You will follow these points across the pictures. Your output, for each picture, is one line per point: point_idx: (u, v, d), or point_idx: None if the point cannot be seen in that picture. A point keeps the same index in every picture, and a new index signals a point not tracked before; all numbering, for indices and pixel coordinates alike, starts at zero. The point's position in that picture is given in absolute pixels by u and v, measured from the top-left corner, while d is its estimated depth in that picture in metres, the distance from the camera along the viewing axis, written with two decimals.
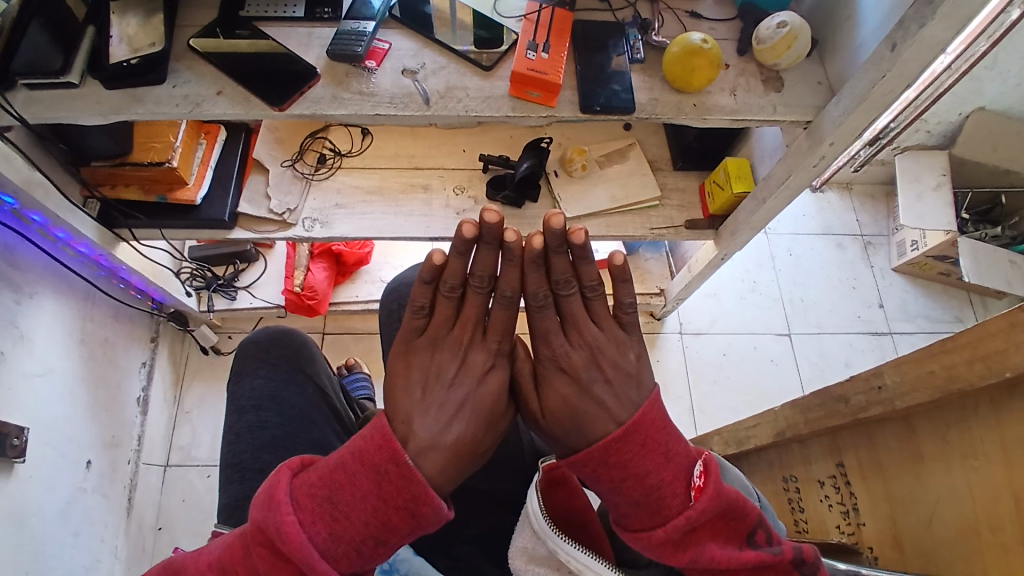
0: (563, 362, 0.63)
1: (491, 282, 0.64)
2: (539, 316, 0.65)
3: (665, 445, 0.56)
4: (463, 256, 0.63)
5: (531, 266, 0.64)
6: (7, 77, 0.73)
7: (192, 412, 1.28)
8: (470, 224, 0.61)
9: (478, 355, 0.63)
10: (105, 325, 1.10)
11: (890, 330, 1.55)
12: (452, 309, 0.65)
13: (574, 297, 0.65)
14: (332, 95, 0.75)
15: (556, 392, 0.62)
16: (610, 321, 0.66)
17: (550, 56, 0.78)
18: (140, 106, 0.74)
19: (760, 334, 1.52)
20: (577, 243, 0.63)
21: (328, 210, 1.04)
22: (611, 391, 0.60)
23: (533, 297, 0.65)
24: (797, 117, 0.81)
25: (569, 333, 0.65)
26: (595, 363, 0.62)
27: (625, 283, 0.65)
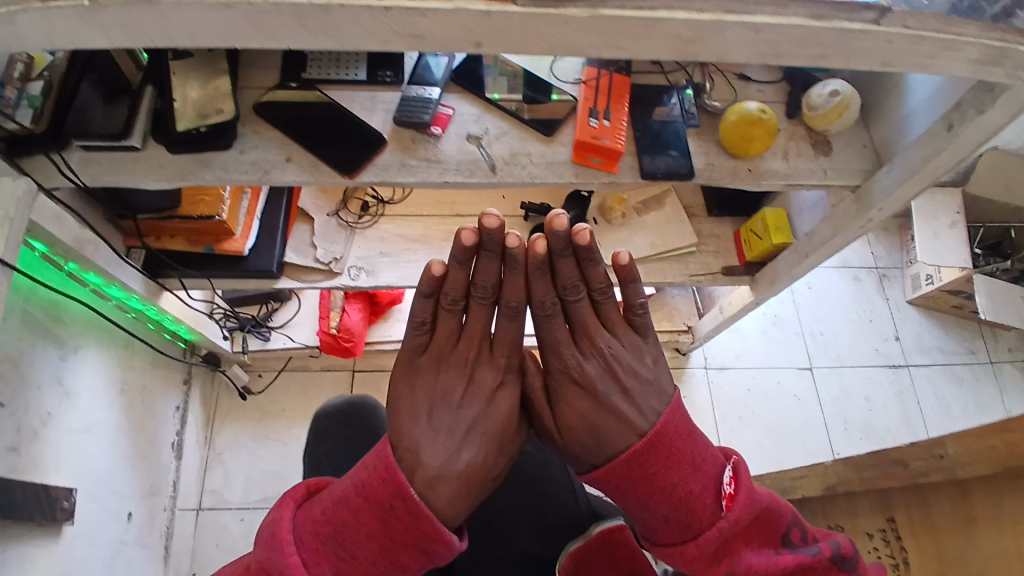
0: (576, 375, 0.72)
1: (494, 292, 0.71)
2: (549, 325, 0.73)
3: (691, 457, 0.66)
4: (463, 266, 0.68)
5: (537, 272, 0.70)
6: (61, 137, 0.71)
7: (224, 454, 1.28)
8: (469, 231, 0.65)
9: (486, 373, 0.73)
10: (144, 372, 1.09)
11: (907, 363, 1.60)
12: (455, 325, 0.73)
13: (581, 301, 0.73)
14: (401, 162, 0.75)
15: (571, 405, 0.72)
16: (615, 325, 0.75)
17: (612, 123, 0.79)
18: (207, 172, 0.72)
19: (783, 368, 1.55)
20: (582, 243, 0.68)
21: (374, 258, 1.05)
22: (629, 401, 0.70)
23: (541, 306, 0.72)
24: (846, 181, 0.84)
25: (580, 342, 0.74)
26: (609, 374, 0.72)
27: (633, 284, 0.72)
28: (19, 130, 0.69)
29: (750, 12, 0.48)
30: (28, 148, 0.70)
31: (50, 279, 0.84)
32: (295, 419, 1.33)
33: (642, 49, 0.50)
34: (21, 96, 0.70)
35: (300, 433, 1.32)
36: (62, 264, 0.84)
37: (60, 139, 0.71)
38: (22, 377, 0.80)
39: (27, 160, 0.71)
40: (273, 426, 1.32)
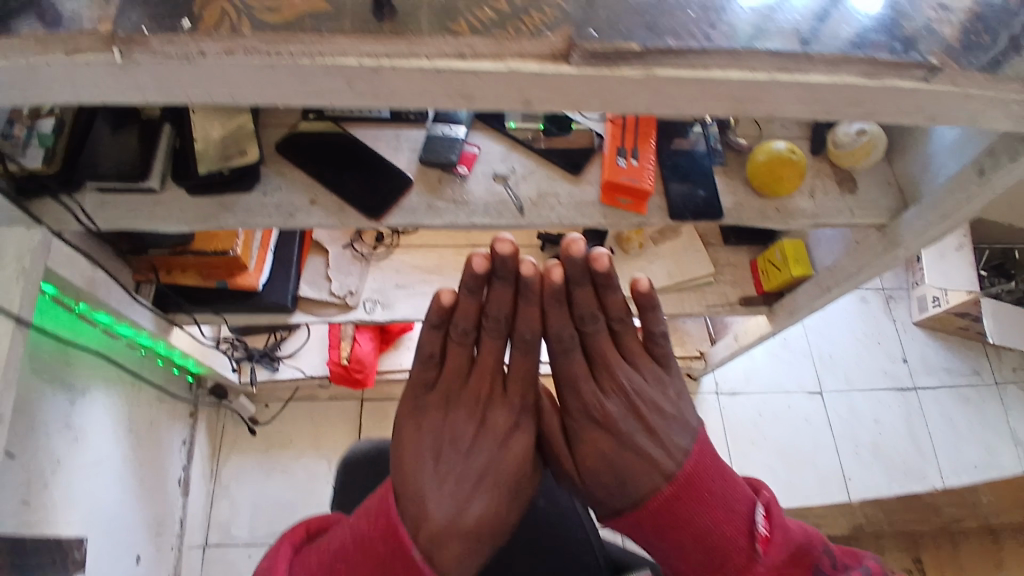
0: (597, 414, 0.67)
1: (508, 324, 0.67)
2: (566, 359, 0.68)
3: (722, 497, 0.63)
4: (475, 293, 0.65)
5: (552, 302, 0.66)
6: (74, 178, 0.68)
7: (230, 487, 1.27)
8: (480, 258, 0.63)
9: (500, 413, 0.69)
10: (151, 408, 1.06)
11: (914, 385, 1.60)
12: (465, 359, 0.69)
13: (599, 331, 0.68)
14: (428, 205, 0.74)
15: (592, 445, 0.68)
16: (635, 356, 0.71)
17: (639, 163, 0.78)
18: (230, 215, 0.69)
19: (793, 392, 1.54)
20: (600, 270, 0.65)
21: (390, 290, 1.03)
22: (655, 441, 0.66)
23: (558, 337, 0.67)
24: (873, 220, 0.83)
25: (599, 377, 0.69)
26: (631, 411, 0.68)
27: (652, 312, 0.69)
28: (28, 174, 0.64)
29: (803, 72, 0.47)
30: (37, 193, 0.66)
31: (61, 322, 0.82)
32: (303, 448, 1.31)
33: (693, 107, 0.48)
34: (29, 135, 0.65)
35: (308, 462, 1.30)
36: (71, 305, 0.80)
37: (73, 180, 0.67)
38: (30, 424, 0.77)
39: (36, 204, 0.67)
40: (280, 457, 1.30)
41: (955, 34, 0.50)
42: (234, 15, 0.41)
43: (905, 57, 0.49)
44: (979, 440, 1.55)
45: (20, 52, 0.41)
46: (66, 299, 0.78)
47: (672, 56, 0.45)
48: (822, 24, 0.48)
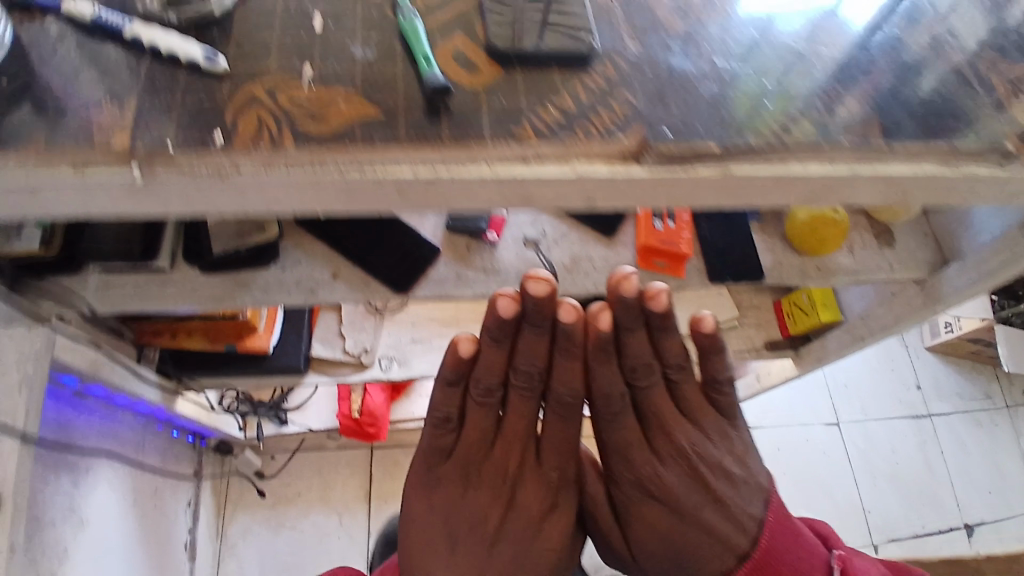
0: (655, 485, 0.64)
1: (541, 381, 0.59)
2: (612, 422, 0.62)
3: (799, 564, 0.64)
4: (501, 342, 0.57)
5: (599, 357, 0.58)
6: (76, 259, 0.61)
7: (238, 545, 1.21)
8: (507, 298, 0.54)
9: (529, 489, 0.65)
10: (155, 474, 1.01)
11: (929, 412, 1.58)
12: (492, 424, 0.63)
13: (652, 387, 0.62)
14: (457, 275, 0.70)
15: (646, 515, 0.65)
16: (689, 408, 0.65)
17: (675, 224, 0.75)
18: (247, 294, 0.64)
19: (810, 425, 1.52)
20: (657, 309, 0.56)
21: (405, 346, 1.00)
22: (720, 511, 0.64)
23: (608, 399, 0.60)
24: (911, 273, 0.79)
25: (654, 440, 0.64)
26: (693, 479, 0.64)
27: (712, 360, 0.63)
28: (25, 258, 0.57)
29: (886, 163, 0.41)
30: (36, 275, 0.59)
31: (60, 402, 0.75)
32: (311, 502, 1.26)
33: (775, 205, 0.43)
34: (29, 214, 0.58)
35: (317, 517, 1.25)
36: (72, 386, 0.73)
37: (75, 260, 0.61)
38: (36, 518, 0.71)
39: (33, 289, 0.59)
40: (287, 513, 1.25)
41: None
42: (275, 125, 0.35)
43: (983, 143, 0.43)
44: (987, 462, 1.54)
45: (19, 168, 0.33)
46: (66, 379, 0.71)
47: (750, 154, 0.40)
48: (862, 74, 0.46)
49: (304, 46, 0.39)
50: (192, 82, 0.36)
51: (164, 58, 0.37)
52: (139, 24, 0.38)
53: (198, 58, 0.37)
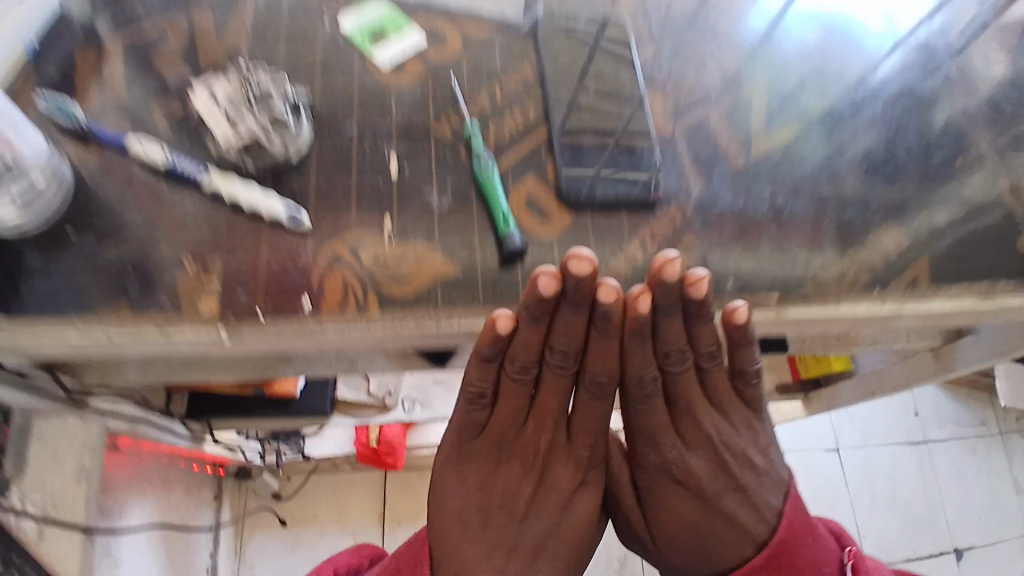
0: (677, 471, 0.45)
1: (577, 359, 0.40)
2: (642, 408, 0.43)
3: (815, 561, 0.44)
4: (539, 322, 0.37)
5: (636, 337, 0.39)
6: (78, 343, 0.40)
7: (255, 565, 1.23)
8: (547, 275, 0.35)
9: (563, 468, 0.45)
10: (181, 503, 1.02)
11: (926, 438, 1.63)
12: (525, 400, 0.42)
13: (688, 374, 0.42)
14: None
15: (670, 507, 0.46)
16: (732, 402, 0.45)
17: None
18: (289, 367, 0.42)
19: (812, 450, 1.55)
20: (696, 299, 0.37)
21: (428, 388, 1.01)
22: (746, 502, 0.45)
23: (636, 385, 0.41)
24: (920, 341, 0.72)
25: (681, 428, 0.45)
26: (722, 467, 0.45)
27: (750, 346, 0.40)
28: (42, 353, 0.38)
29: (926, 300, 0.43)
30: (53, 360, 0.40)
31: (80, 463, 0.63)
32: (326, 522, 1.28)
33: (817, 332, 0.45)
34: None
35: (331, 537, 1.27)
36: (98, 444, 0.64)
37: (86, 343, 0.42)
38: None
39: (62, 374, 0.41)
40: (302, 533, 1.28)
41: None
42: (358, 289, 0.36)
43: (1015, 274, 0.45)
44: (983, 485, 1.62)
45: (104, 328, 0.34)
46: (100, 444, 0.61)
47: (805, 295, 0.42)
48: (864, 108, 0.50)
49: (383, 193, 0.39)
50: (277, 240, 0.37)
51: (244, 212, 0.37)
52: (214, 172, 0.37)
53: (281, 216, 0.37)
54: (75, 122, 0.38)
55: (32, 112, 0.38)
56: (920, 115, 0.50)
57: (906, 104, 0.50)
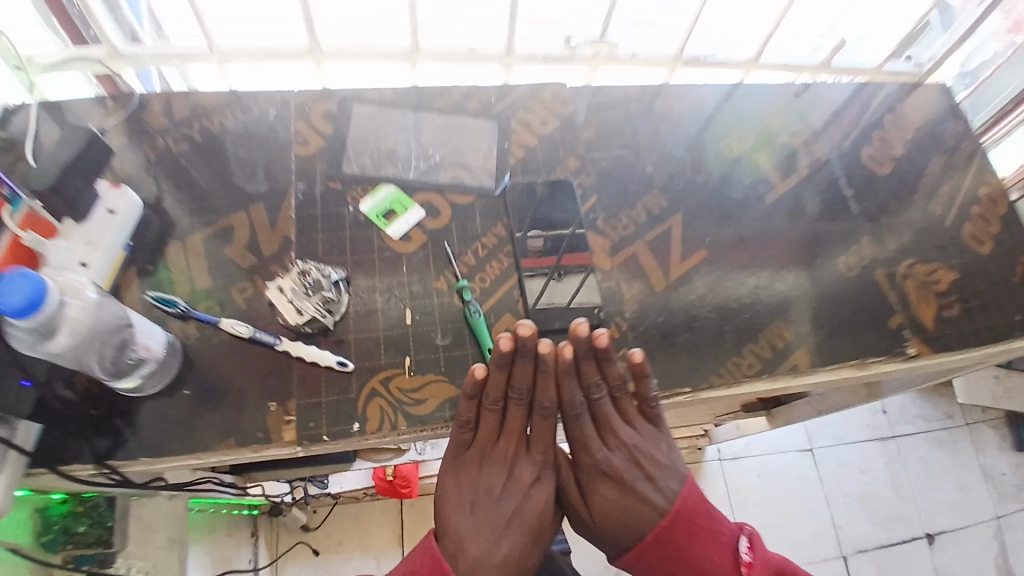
0: (604, 467, 0.55)
1: (528, 393, 0.54)
2: (575, 423, 0.55)
3: (711, 529, 0.53)
4: (504, 369, 0.52)
5: (566, 374, 0.54)
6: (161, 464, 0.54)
7: None
8: (507, 336, 0.51)
9: (525, 468, 0.55)
10: (227, 546, 1.17)
11: (895, 434, 1.47)
12: (496, 422, 0.54)
13: (604, 400, 0.56)
14: None
15: (602, 498, 0.55)
16: (639, 417, 0.57)
17: None
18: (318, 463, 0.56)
19: (787, 450, 1.43)
20: (602, 347, 0.53)
21: None
22: (656, 487, 0.55)
23: (569, 408, 0.55)
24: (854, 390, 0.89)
25: (604, 436, 0.56)
26: (635, 461, 0.55)
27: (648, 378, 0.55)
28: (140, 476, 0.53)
29: (798, 379, 0.59)
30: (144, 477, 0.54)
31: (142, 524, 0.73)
32: (352, 550, 1.33)
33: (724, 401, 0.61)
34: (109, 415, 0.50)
35: (358, 563, 1.32)
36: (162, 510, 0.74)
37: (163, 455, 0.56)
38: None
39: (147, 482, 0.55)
40: (331, 560, 1.33)
41: (934, 322, 0.64)
42: (391, 412, 0.52)
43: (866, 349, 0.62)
44: (952, 479, 1.44)
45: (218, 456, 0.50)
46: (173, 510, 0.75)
47: (713, 383, 0.57)
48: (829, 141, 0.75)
49: (401, 338, 0.55)
50: (331, 383, 0.52)
51: (308, 362, 0.53)
52: (285, 338, 0.53)
53: (334, 364, 0.52)
54: (177, 310, 0.53)
55: (144, 303, 0.54)
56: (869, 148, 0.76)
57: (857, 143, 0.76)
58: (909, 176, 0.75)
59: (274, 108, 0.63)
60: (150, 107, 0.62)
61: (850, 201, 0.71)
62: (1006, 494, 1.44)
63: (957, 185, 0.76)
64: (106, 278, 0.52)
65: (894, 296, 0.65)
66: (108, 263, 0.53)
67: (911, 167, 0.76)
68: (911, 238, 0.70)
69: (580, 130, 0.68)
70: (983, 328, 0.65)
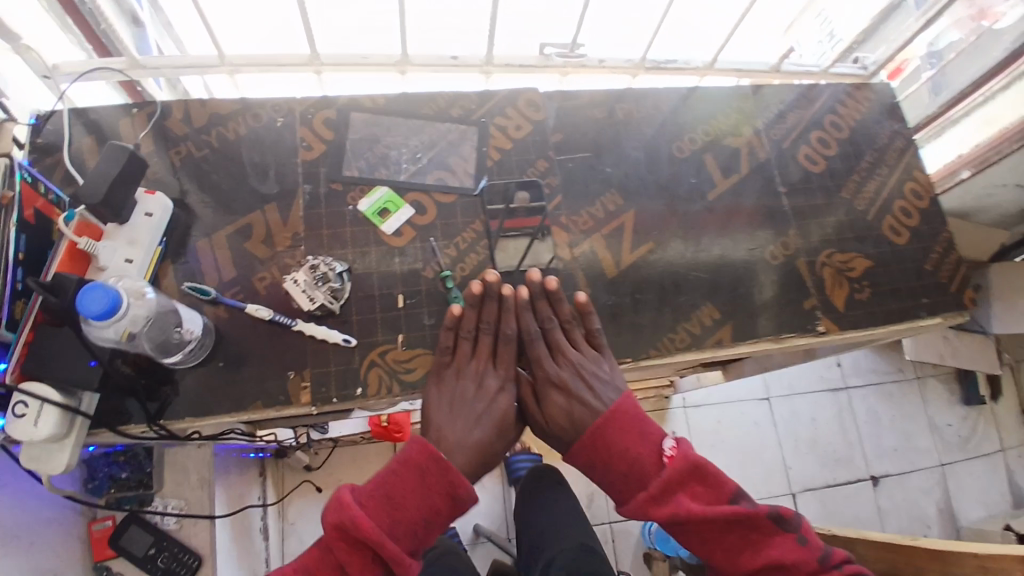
0: (555, 379, 0.65)
1: (494, 325, 0.66)
2: (531, 346, 0.66)
3: (641, 427, 0.62)
4: (475, 307, 0.64)
5: (523, 309, 0.66)
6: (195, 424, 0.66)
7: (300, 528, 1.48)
8: (477, 282, 0.64)
9: (491, 380, 0.65)
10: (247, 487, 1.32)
11: (846, 386, 1.63)
12: (468, 347, 0.65)
13: (556, 329, 0.67)
14: None
15: (554, 403, 0.65)
16: (587, 345, 0.67)
17: None
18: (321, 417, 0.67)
19: (746, 400, 1.58)
20: (552, 291, 0.66)
21: None
22: (597, 395, 0.64)
23: (527, 335, 0.66)
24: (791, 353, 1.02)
25: (556, 357, 0.66)
26: (580, 376, 0.65)
27: (591, 315, 0.67)
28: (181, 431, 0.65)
29: (718, 353, 0.71)
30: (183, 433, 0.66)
31: (169, 470, 0.85)
32: None
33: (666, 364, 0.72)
34: (155, 384, 0.62)
35: None
36: (196, 457, 0.87)
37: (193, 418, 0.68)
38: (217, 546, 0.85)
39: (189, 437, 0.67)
40: None
41: (845, 304, 0.77)
42: (387, 380, 0.64)
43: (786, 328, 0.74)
44: (898, 429, 1.60)
45: (248, 416, 0.62)
46: (203, 458, 0.87)
47: (650, 355, 0.70)
48: (775, 130, 0.85)
49: (395, 319, 0.66)
50: (339, 356, 0.64)
51: (320, 339, 0.64)
52: (299, 320, 0.64)
53: (341, 341, 0.64)
54: (209, 297, 0.64)
55: (180, 291, 0.64)
56: (815, 130, 0.87)
57: (800, 130, 0.86)
58: (841, 173, 0.85)
59: (280, 115, 0.72)
60: (170, 115, 0.70)
61: (785, 198, 0.81)
62: (952, 445, 1.60)
63: (884, 181, 0.86)
64: (146, 271, 0.63)
65: (812, 282, 0.77)
66: (148, 258, 0.63)
67: (842, 164, 0.86)
68: (836, 230, 0.81)
69: (550, 134, 0.77)
70: (887, 309, 0.78)
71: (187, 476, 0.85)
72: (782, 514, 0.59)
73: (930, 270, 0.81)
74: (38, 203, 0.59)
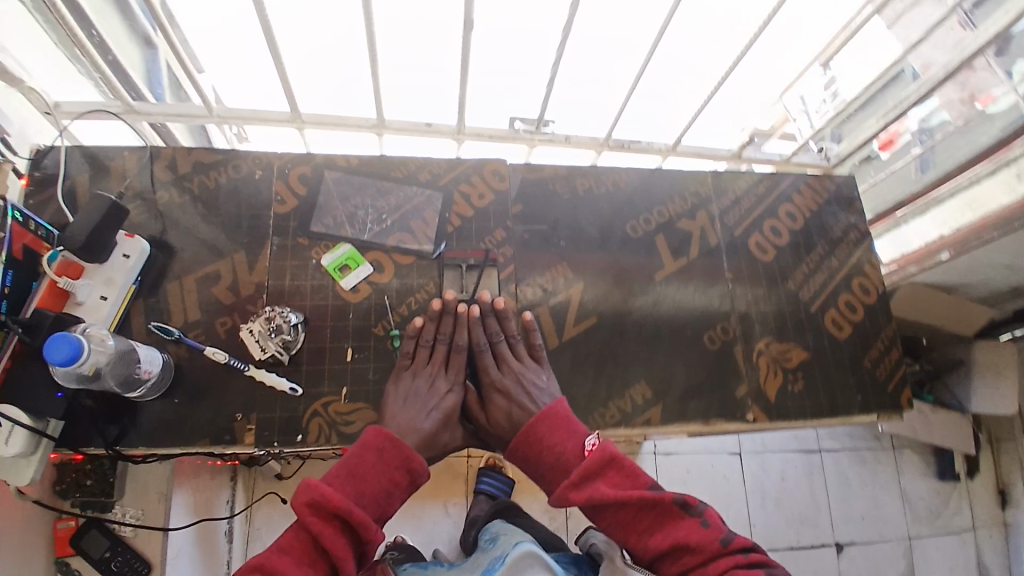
0: (498, 384, 0.69)
1: (450, 336, 0.70)
2: (478, 355, 0.70)
3: (570, 424, 0.66)
4: (435, 320, 0.70)
5: (474, 322, 0.70)
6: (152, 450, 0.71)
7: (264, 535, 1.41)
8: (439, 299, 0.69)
9: (441, 381, 0.69)
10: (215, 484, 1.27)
11: (819, 446, 1.60)
12: (426, 351, 0.70)
13: (502, 342, 0.71)
14: None
15: (498, 407, 0.68)
16: (529, 358, 0.72)
17: None
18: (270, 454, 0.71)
19: (716, 452, 1.53)
20: (500, 309, 0.70)
21: None
22: (534, 400, 0.68)
23: (476, 345, 0.70)
24: None
25: (501, 366, 0.70)
26: (522, 384, 0.69)
27: (534, 332, 0.73)
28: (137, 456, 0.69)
29: (651, 430, 0.76)
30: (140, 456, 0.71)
31: (132, 481, 0.89)
32: None
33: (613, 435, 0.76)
34: (114, 413, 0.66)
35: None
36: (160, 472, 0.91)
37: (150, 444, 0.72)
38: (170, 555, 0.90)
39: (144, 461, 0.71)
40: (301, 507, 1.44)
41: (777, 393, 0.81)
42: (328, 431, 0.69)
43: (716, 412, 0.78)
44: (867, 495, 1.59)
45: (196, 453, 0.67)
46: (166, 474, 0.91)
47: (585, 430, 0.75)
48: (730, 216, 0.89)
49: (342, 372, 0.71)
50: (286, 403, 0.69)
51: (269, 386, 0.69)
52: (252, 365, 0.69)
53: (287, 390, 0.69)
54: (172, 337, 0.69)
55: (146, 331, 0.70)
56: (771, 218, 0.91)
57: (756, 218, 0.90)
58: (790, 262, 0.89)
59: (259, 169, 0.78)
60: (158, 162, 0.76)
61: (731, 283, 0.86)
62: (921, 517, 1.60)
63: (832, 273, 0.90)
64: (118, 308, 0.68)
65: (747, 368, 0.81)
66: (122, 297, 0.68)
67: (792, 254, 0.90)
68: (777, 319, 0.85)
69: (510, 205, 0.82)
70: (819, 401, 0.82)
71: (148, 491, 0.90)
72: (689, 499, 0.59)
73: (867, 364, 0.85)
74: (27, 240, 0.63)
